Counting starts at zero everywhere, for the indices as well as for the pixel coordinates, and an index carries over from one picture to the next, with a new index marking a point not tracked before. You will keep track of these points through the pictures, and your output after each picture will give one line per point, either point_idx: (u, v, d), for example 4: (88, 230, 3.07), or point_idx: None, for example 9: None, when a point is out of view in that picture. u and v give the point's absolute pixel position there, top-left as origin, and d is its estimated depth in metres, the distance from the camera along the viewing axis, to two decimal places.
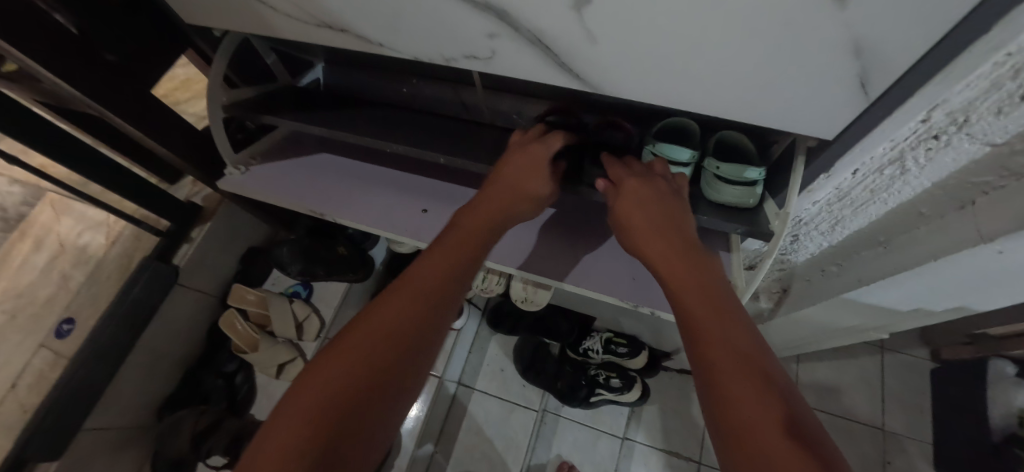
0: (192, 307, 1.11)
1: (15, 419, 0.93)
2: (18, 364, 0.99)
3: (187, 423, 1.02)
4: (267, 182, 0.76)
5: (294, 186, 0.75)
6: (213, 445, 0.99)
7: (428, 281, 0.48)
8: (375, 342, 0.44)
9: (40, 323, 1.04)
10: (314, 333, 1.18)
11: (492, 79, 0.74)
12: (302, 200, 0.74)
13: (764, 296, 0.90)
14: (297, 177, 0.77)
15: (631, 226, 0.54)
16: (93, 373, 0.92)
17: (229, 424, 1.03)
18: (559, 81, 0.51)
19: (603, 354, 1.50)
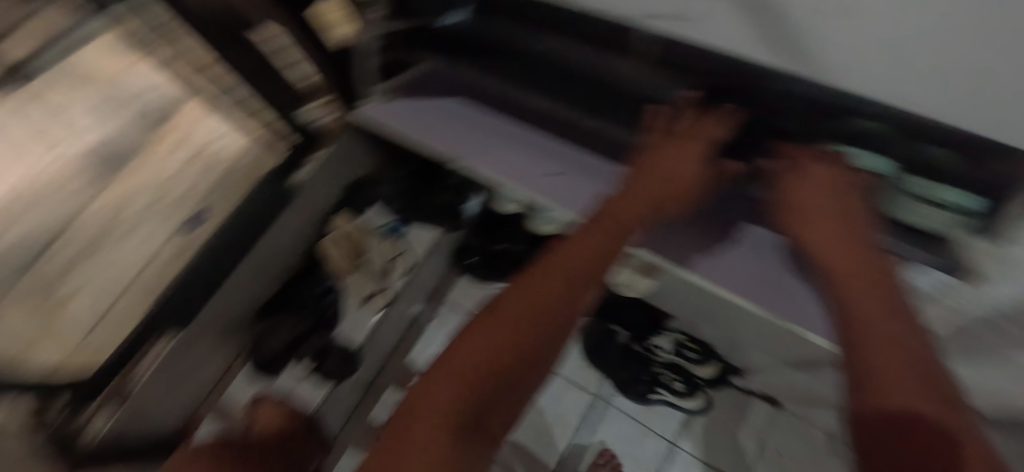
0: (300, 221, 1.14)
1: (150, 291, 1.07)
2: (156, 244, 1.12)
3: (284, 327, 1.18)
4: (433, 135, 0.86)
5: (453, 140, 0.84)
6: (302, 352, 1.18)
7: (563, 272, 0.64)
8: (509, 334, 0.59)
9: (174, 213, 1.15)
10: (405, 268, 1.21)
11: (650, 46, 0.60)
12: (431, 135, 0.85)
13: (941, 325, 0.63)
14: (458, 135, 0.86)
15: (811, 220, 0.64)
16: (217, 267, 1.02)
17: (316, 337, 1.17)
18: (761, 52, 0.49)
19: (671, 354, 1.49)
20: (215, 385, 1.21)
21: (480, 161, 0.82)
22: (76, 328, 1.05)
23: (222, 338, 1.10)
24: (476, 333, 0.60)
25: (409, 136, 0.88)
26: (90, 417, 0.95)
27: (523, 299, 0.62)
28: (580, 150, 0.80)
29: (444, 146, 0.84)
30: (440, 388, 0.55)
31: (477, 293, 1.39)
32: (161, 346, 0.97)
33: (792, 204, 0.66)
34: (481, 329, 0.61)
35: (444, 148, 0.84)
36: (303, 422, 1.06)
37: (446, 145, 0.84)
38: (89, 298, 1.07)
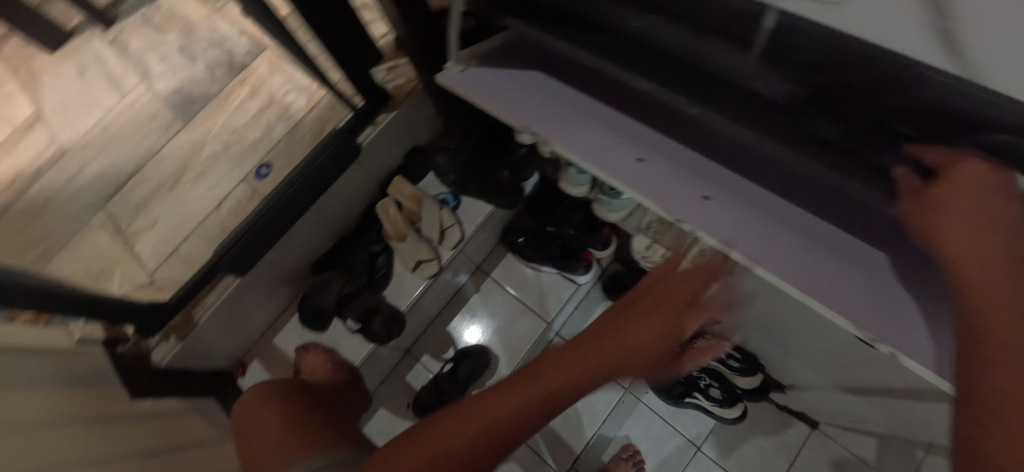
0: (359, 183, 1.18)
1: (215, 234, 1.11)
2: (226, 189, 1.16)
3: (336, 283, 1.14)
4: (516, 106, 0.70)
5: (540, 116, 0.69)
6: (350, 312, 1.12)
7: (539, 393, 0.49)
8: (453, 442, 0.47)
9: (245, 160, 1.19)
10: (453, 243, 1.19)
11: (784, 44, 0.49)
12: (516, 113, 0.70)
13: None
14: (541, 112, 0.69)
15: (941, 204, 0.44)
16: (277, 220, 1.05)
17: (366, 296, 1.14)
18: (928, 57, 0.36)
19: (712, 361, 1.41)
20: (265, 331, 1.21)
21: (572, 143, 0.66)
22: (146, 261, 1.11)
23: (276, 286, 1.15)
24: (434, 423, 0.49)
25: (487, 104, 0.72)
26: (158, 342, 1.00)
27: (483, 407, 0.48)
28: (683, 141, 0.65)
29: (527, 121, 0.69)
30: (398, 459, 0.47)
31: (522, 272, 1.36)
32: (226, 284, 1.04)
33: (923, 196, 0.45)
34: (476, 405, 0.49)
35: (529, 123, 0.68)
36: (347, 375, 1.09)
37: (530, 121, 0.69)
38: (161, 235, 1.14)
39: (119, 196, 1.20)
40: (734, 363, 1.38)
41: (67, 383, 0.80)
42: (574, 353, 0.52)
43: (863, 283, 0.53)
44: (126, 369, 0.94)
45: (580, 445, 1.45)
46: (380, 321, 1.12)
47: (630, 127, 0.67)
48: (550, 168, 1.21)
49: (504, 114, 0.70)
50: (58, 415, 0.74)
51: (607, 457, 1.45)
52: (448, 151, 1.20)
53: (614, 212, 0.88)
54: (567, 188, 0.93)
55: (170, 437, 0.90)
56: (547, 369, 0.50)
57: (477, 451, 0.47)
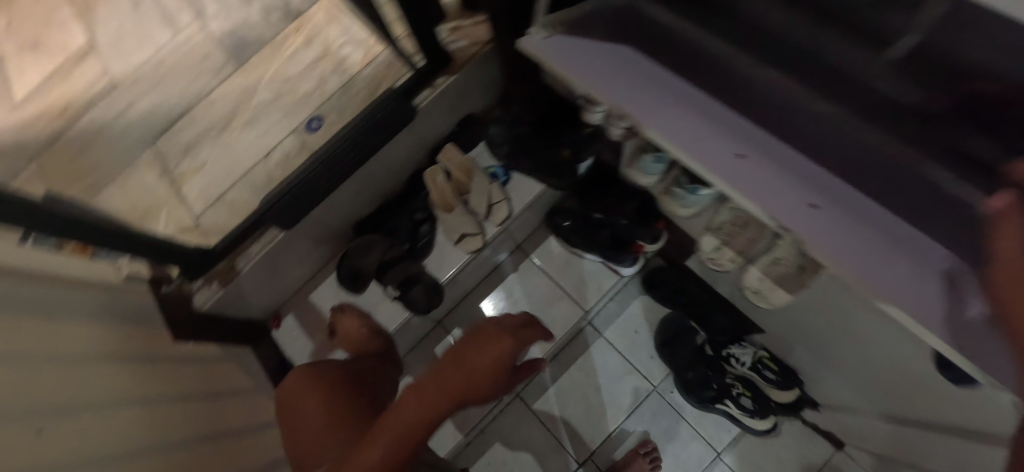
0: (409, 146, 1.13)
1: (262, 184, 1.09)
2: (275, 139, 1.13)
3: (379, 247, 1.11)
4: (612, 85, 0.64)
5: (636, 100, 0.63)
6: (389, 278, 1.10)
7: (405, 431, 0.62)
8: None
9: (296, 111, 1.15)
10: (499, 220, 1.14)
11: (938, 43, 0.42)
12: (606, 91, 0.63)
13: None
14: (637, 95, 0.63)
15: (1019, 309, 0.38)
16: (326, 178, 1.02)
17: (406, 263, 1.11)
18: None
19: (747, 369, 1.31)
20: (302, 286, 1.19)
21: (670, 132, 0.60)
22: (192, 205, 1.10)
23: (316, 243, 1.13)
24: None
25: (577, 77, 0.65)
26: (200, 286, 1.00)
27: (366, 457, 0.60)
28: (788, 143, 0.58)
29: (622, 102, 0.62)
30: None
31: (564, 256, 1.32)
32: (270, 236, 1.02)
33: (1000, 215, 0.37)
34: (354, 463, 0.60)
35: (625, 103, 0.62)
36: (382, 341, 1.07)
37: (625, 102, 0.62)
38: (208, 179, 1.12)
39: (168, 136, 1.19)
40: (771, 376, 1.28)
41: (113, 318, 0.81)
42: (419, 395, 0.64)
43: (939, 300, 0.48)
44: (168, 308, 0.94)
45: (596, 438, 1.41)
46: (419, 291, 1.09)
47: (733, 127, 0.61)
48: (610, 152, 1.14)
49: (597, 91, 0.63)
50: (102, 349, 0.74)
51: (624, 450, 1.40)
52: (505, 122, 1.14)
53: (685, 208, 0.83)
54: (636, 177, 0.88)
55: (207, 383, 0.90)
56: (402, 413, 0.63)
57: None
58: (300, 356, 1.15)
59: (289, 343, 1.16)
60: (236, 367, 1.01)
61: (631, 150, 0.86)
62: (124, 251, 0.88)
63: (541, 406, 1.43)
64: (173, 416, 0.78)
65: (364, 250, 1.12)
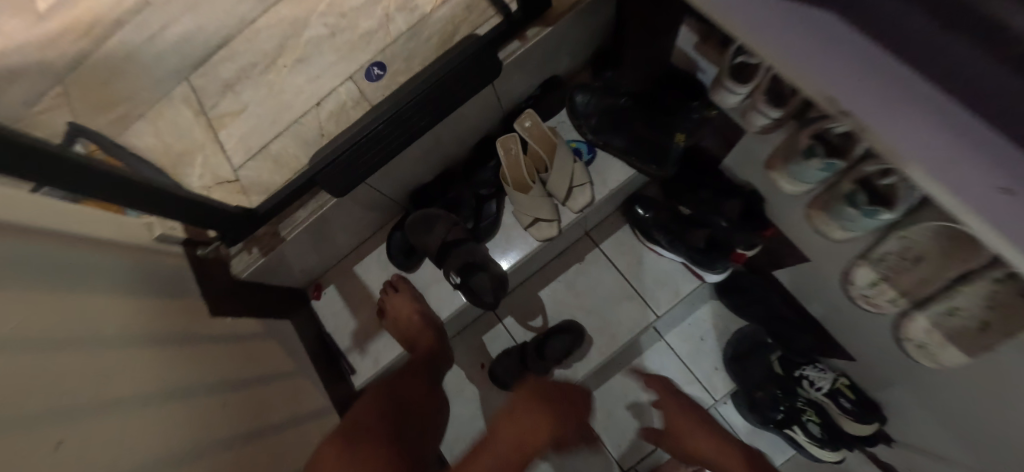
0: (483, 108, 0.95)
1: (311, 137, 0.93)
2: (327, 85, 0.95)
3: (440, 225, 0.97)
4: (817, 64, 0.33)
5: (864, 87, 0.31)
6: (450, 262, 0.96)
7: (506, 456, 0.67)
8: None
9: (354, 53, 0.96)
10: (580, 206, 0.98)
11: None
12: (771, 40, 0.35)
13: None
14: (863, 81, 0.30)
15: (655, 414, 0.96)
16: (387, 139, 0.85)
17: (469, 246, 0.97)
18: None
19: (822, 395, 1.14)
20: (348, 254, 1.07)
21: (909, 143, 0.30)
22: (232, 153, 0.96)
23: (366, 211, 0.98)
24: None
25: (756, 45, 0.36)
26: (239, 252, 0.88)
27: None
28: None
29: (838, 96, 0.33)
30: None
31: (638, 250, 1.13)
32: (320, 201, 0.88)
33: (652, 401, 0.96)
34: None
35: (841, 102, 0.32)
36: (435, 334, 0.96)
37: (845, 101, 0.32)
38: (250, 125, 0.97)
39: (207, 69, 1.03)
40: (848, 405, 1.08)
41: (148, 288, 0.69)
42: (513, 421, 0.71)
43: None
44: (202, 272, 0.81)
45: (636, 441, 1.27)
46: (485, 279, 0.96)
47: None
48: (718, 140, 0.95)
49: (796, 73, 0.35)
50: (140, 326, 0.63)
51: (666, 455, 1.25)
52: (599, 91, 0.96)
53: (842, 230, 0.65)
54: (776, 183, 0.71)
55: (248, 366, 0.79)
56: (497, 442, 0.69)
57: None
58: (341, 333, 1.03)
59: (329, 316, 1.05)
60: (276, 345, 0.89)
61: (777, 149, 0.70)
62: (165, 215, 0.74)
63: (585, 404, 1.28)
64: (212, 410, 0.67)
65: (422, 226, 0.97)
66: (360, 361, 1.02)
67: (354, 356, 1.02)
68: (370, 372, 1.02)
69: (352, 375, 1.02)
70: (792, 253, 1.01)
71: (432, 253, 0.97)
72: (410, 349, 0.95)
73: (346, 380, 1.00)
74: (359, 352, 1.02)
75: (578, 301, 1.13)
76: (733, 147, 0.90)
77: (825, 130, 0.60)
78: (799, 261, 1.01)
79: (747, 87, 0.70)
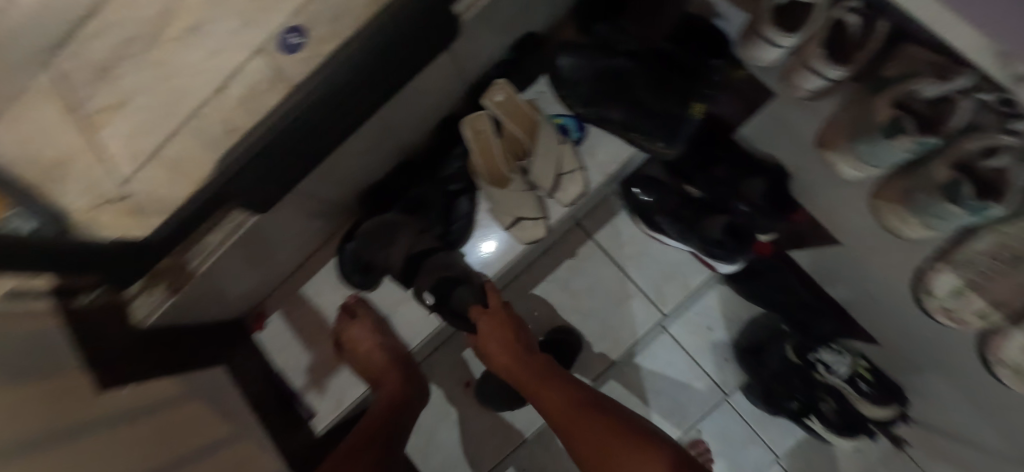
0: (441, 81, 0.74)
1: (218, 135, 0.71)
2: (230, 61, 0.72)
3: (406, 232, 0.81)
4: (990, 17, 0.30)
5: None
6: (421, 276, 0.79)
7: None
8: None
9: (261, 13, 0.72)
10: (571, 199, 0.80)
11: None
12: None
13: None
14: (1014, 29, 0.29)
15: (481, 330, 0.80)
16: (316, 135, 0.63)
17: (442, 256, 0.81)
18: None
19: (841, 381, 1.04)
20: (292, 273, 0.87)
21: None
22: (117, 163, 0.74)
23: (306, 222, 0.78)
24: None
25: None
26: (139, 292, 0.68)
27: None
28: None
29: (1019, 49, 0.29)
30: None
31: (640, 239, 0.98)
32: (237, 220, 0.67)
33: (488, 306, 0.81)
34: None
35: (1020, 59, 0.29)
36: (403, 371, 0.81)
37: None
38: (138, 123, 0.74)
39: (71, 48, 0.78)
40: (866, 388, 1.01)
41: (34, 370, 0.49)
42: None
43: None
44: (87, 330, 0.60)
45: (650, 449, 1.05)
46: (466, 295, 0.79)
47: None
48: (737, 103, 0.80)
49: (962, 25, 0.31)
50: (43, 429, 0.45)
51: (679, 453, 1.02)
52: (587, 51, 0.76)
53: (925, 229, 0.49)
54: (834, 166, 0.55)
55: (176, 444, 0.60)
56: None
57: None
58: (294, 370, 0.86)
59: (275, 350, 0.87)
60: (207, 409, 0.70)
61: (840, 121, 0.53)
62: (30, 273, 0.53)
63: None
64: None
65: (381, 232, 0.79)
66: (320, 402, 0.85)
67: (311, 396, 0.85)
68: (333, 413, 0.85)
69: (312, 418, 0.85)
70: (821, 236, 0.87)
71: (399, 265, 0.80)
72: (378, 381, 0.80)
73: (305, 425, 0.84)
74: (317, 392, 0.85)
75: (574, 304, 0.98)
76: (759, 112, 0.75)
77: (912, 95, 0.44)
78: (827, 245, 0.86)
79: (796, 36, 0.51)
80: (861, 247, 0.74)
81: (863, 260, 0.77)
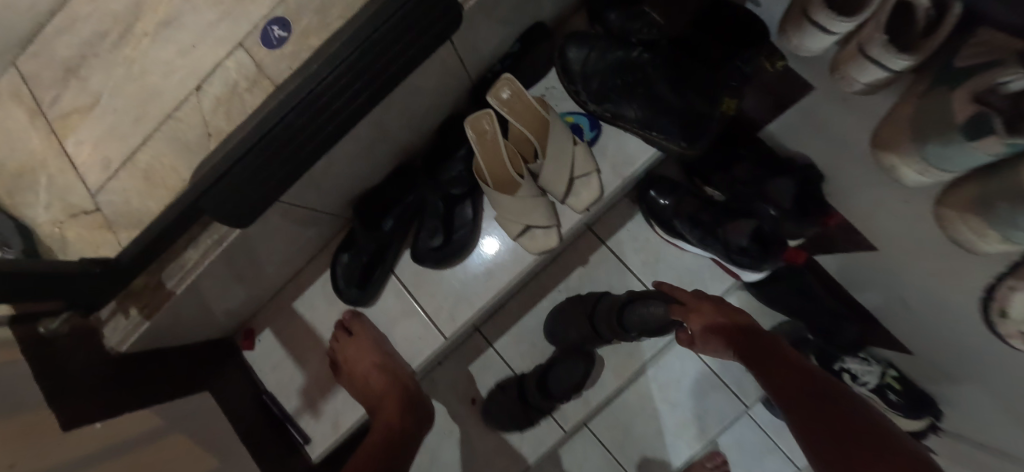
0: (441, 77, 0.67)
1: (194, 139, 0.64)
2: (208, 56, 0.65)
3: (575, 319, 0.87)
4: None
5: None
6: (606, 322, 0.83)
7: None
8: (375, 458, 0.65)
9: (241, 3, 0.65)
10: (585, 205, 0.73)
11: None
12: None
13: None
14: None
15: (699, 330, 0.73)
16: (299, 142, 0.55)
17: (601, 304, 0.86)
18: None
19: (867, 391, 0.95)
20: (282, 287, 0.81)
21: None
22: (88, 170, 0.68)
23: (295, 233, 0.72)
24: None
25: None
26: (112, 315, 0.62)
27: None
28: None
29: None
30: (356, 459, 0.66)
31: (655, 245, 0.91)
32: (216, 235, 0.60)
33: (695, 302, 0.75)
34: None
35: None
36: (404, 399, 0.75)
37: None
38: (108, 127, 0.68)
39: (36, 46, 0.71)
40: (893, 398, 0.91)
41: None
42: None
43: None
44: (47, 358, 0.55)
45: (682, 461, 0.97)
46: (647, 309, 0.79)
47: None
48: (767, 99, 0.72)
49: None
50: None
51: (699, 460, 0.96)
52: (600, 43, 0.70)
53: (1007, 244, 0.41)
54: (895, 170, 0.48)
55: None
56: None
57: (387, 455, 0.65)
58: (286, 391, 0.80)
59: (266, 369, 0.81)
60: (194, 441, 0.63)
61: (903, 118, 0.45)
62: None
63: (600, 420, 0.97)
64: None
65: (556, 322, 0.89)
66: (313, 426, 0.79)
67: (305, 420, 0.79)
68: (328, 440, 0.79)
69: (306, 444, 0.79)
70: (855, 242, 0.79)
71: (586, 336, 0.86)
72: (371, 402, 0.74)
73: (299, 452, 0.77)
74: (311, 416, 0.79)
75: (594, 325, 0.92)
76: (790, 107, 0.67)
77: (998, 88, 0.36)
78: (863, 252, 0.78)
79: (856, 20, 0.43)
80: (904, 255, 0.67)
81: (904, 268, 0.70)
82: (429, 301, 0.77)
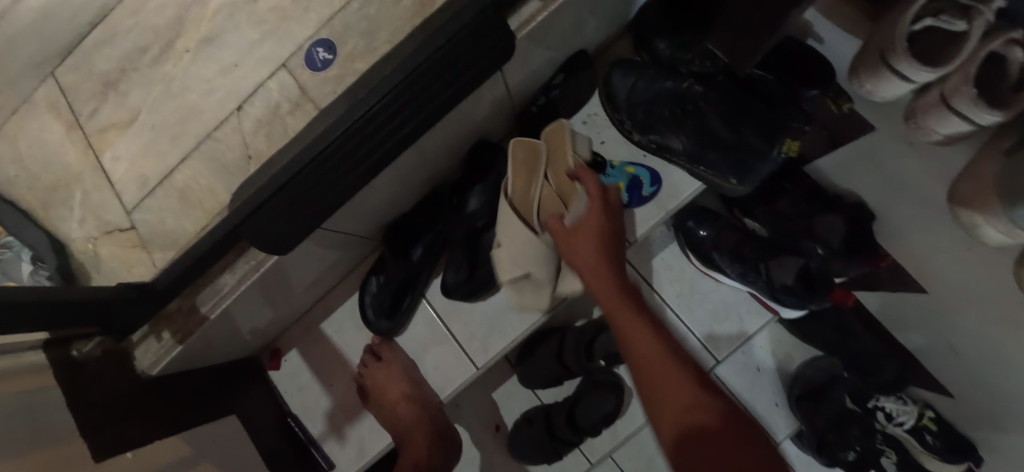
0: (484, 105, 0.66)
1: (233, 160, 0.63)
2: (250, 76, 0.64)
3: (543, 349, 0.87)
4: None
5: None
6: (575, 360, 0.84)
7: None
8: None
9: (285, 24, 0.64)
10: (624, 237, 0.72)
11: None
12: None
13: None
14: None
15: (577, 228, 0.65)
16: (342, 171, 0.54)
17: (568, 340, 0.86)
18: None
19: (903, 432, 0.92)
20: (310, 308, 0.80)
21: None
22: (123, 188, 0.67)
23: (328, 256, 0.70)
24: None
25: None
26: (144, 337, 0.61)
27: None
28: None
29: None
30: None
31: (690, 275, 0.89)
32: (253, 261, 0.58)
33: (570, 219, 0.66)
34: None
35: None
36: (433, 431, 0.74)
37: None
38: (145, 143, 0.67)
39: (75, 59, 0.71)
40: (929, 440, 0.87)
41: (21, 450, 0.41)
42: None
43: None
44: (78, 383, 0.53)
45: None
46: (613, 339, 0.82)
47: None
48: (819, 133, 0.70)
49: None
50: None
51: None
52: (648, 75, 0.68)
53: None
54: (975, 226, 0.45)
55: None
56: None
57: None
58: (311, 414, 0.79)
59: (291, 389, 0.80)
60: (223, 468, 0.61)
61: (984, 174, 0.42)
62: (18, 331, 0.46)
63: (624, 449, 0.92)
64: None
65: (525, 363, 0.88)
66: (338, 451, 0.77)
67: (330, 444, 0.78)
68: (353, 466, 0.77)
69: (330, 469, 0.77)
70: (903, 283, 0.76)
71: (559, 371, 0.86)
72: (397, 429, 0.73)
73: None
74: (336, 440, 0.78)
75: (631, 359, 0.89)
76: (845, 145, 0.65)
77: None
78: (910, 293, 0.76)
79: (938, 71, 0.41)
80: (958, 303, 0.65)
81: (955, 315, 0.68)
82: (462, 330, 0.76)
